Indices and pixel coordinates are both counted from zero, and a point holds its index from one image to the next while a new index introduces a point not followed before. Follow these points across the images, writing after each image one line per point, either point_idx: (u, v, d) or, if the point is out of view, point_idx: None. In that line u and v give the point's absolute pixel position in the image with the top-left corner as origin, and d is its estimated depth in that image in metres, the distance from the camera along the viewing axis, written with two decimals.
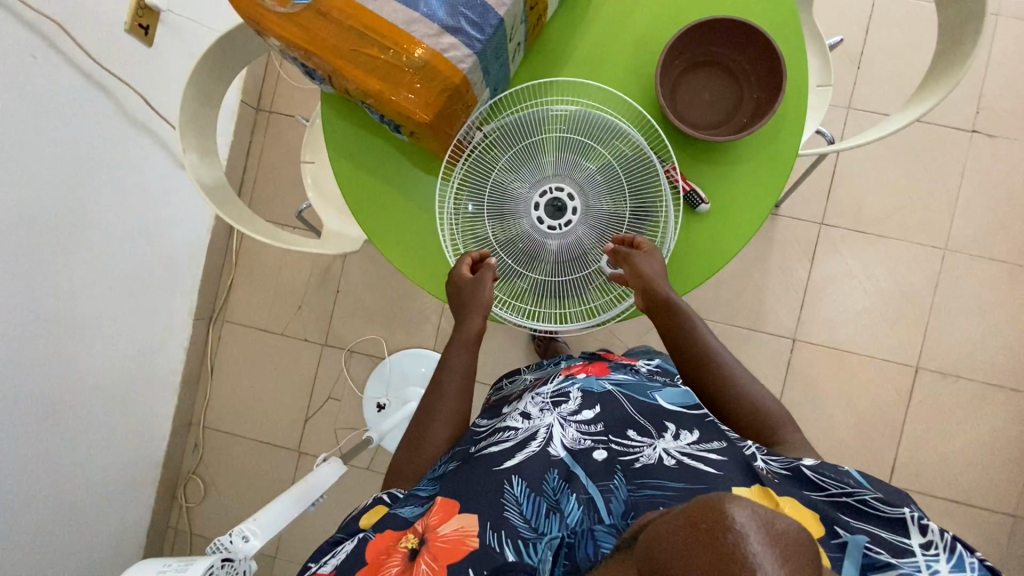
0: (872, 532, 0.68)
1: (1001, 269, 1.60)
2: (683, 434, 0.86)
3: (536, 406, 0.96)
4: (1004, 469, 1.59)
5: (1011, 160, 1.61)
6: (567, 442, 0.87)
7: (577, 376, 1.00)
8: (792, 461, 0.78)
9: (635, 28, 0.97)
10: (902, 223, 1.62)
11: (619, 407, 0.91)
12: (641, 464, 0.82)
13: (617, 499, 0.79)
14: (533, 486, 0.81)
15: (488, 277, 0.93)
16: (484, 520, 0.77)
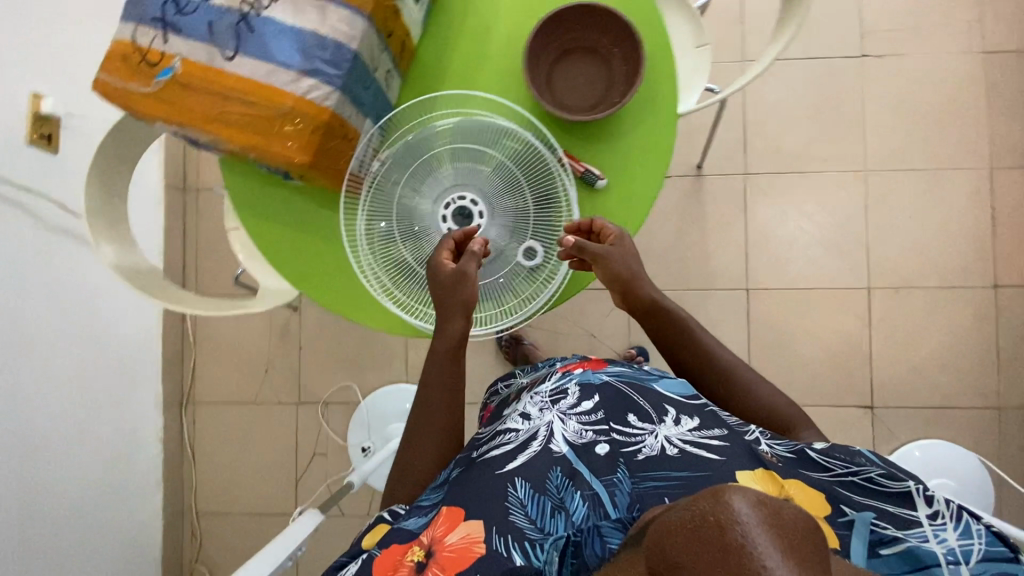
0: (881, 508, 0.71)
1: (923, 177, 1.66)
2: (685, 421, 0.89)
3: (535, 406, 0.96)
4: (978, 365, 1.62)
5: (904, 73, 1.68)
6: (568, 437, 0.89)
7: (574, 371, 1.01)
8: (797, 446, 0.81)
9: (501, 34, 1.02)
10: (819, 155, 1.68)
11: (619, 397, 0.93)
12: (645, 456, 0.84)
13: (621, 492, 0.80)
14: (537, 486, 0.82)
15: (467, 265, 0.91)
16: (489, 525, 0.78)
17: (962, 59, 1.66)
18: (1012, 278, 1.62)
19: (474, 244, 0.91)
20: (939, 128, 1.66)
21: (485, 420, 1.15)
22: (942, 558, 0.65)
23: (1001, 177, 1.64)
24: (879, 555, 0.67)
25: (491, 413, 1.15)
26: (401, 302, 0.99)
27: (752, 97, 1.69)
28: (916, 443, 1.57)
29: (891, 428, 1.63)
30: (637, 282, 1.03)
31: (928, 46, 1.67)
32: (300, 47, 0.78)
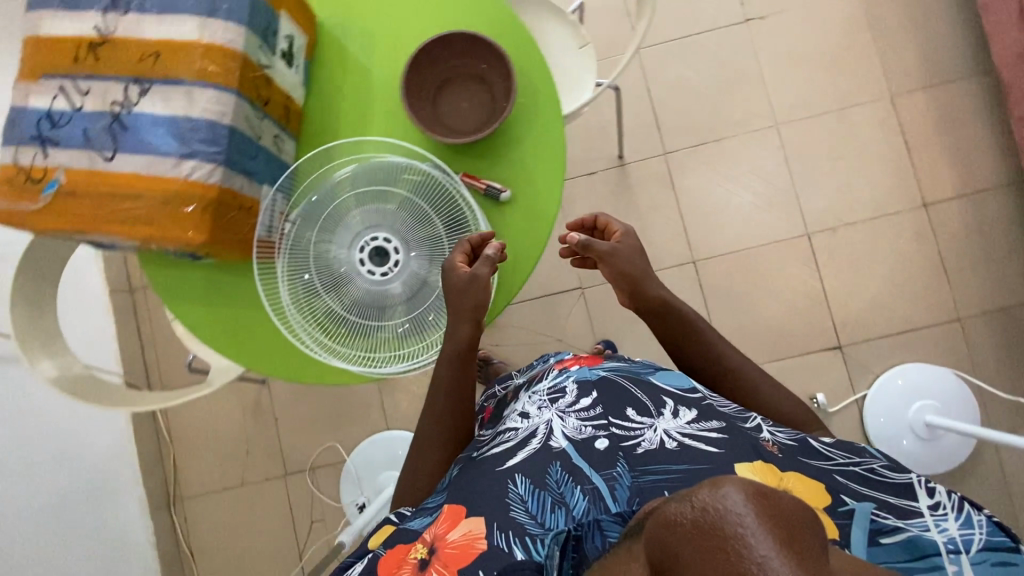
0: (883, 497, 0.70)
1: (832, 119, 1.72)
2: (682, 412, 0.89)
3: (534, 404, 0.98)
4: (930, 283, 1.66)
5: (790, 27, 1.75)
6: (568, 432, 0.90)
7: (570, 369, 1.04)
8: (798, 435, 0.82)
9: (384, 78, 1.06)
10: (731, 119, 1.74)
11: (618, 393, 0.94)
12: (643, 449, 0.85)
13: (622, 486, 0.81)
14: (536, 481, 0.84)
15: (483, 267, 0.94)
16: (491, 521, 0.79)
17: (839, 3, 1.75)
18: (939, 193, 1.67)
19: (490, 249, 0.95)
20: (835, 70, 1.73)
21: (484, 420, 1.11)
22: (942, 547, 0.65)
23: (903, 102, 1.70)
24: (879, 544, 0.67)
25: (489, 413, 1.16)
26: (345, 355, 0.99)
27: (655, 80, 1.75)
28: (891, 372, 1.63)
29: (864, 362, 1.66)
30: (646, 281, 1.12)
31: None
32: (177, 136, 0.81)
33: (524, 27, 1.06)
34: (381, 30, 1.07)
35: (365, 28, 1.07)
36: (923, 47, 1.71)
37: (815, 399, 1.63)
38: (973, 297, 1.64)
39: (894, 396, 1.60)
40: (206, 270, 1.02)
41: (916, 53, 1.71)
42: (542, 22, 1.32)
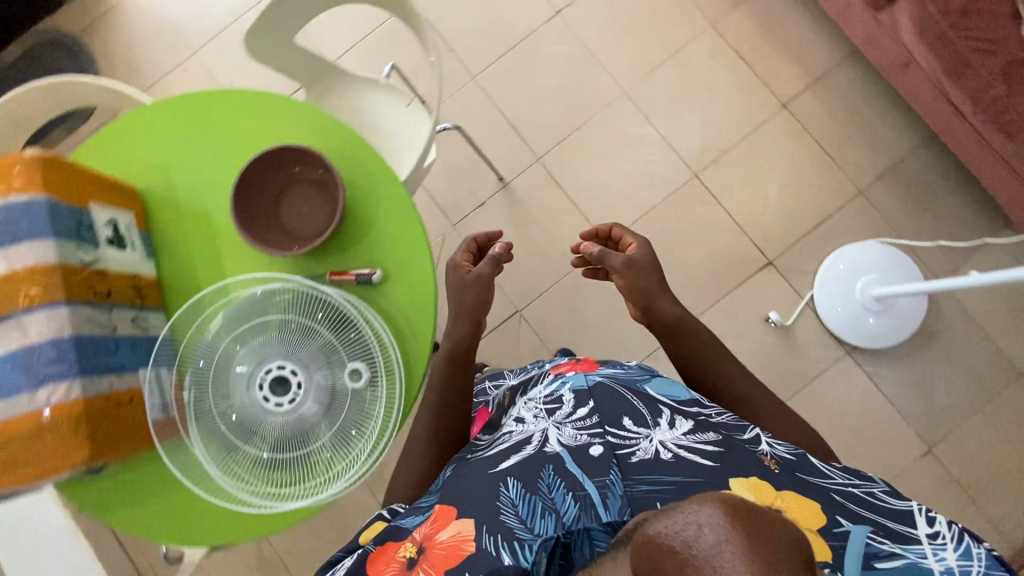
0: (880, 521, 0.69)
1: (671, 65, 1.79)
2: (679, 425, 0.84)
3: (531, 413, 0.97)
4: (822, 171, 1.72)
5: (597, 3, 1.84)
6: (563, 439, 0.86)
7: (566, 377, 1.01)
8: (797, 450, 0.80)
9: (221, 215, 1.07)
10: (583, 104, 1.81)
11: (614, 399, 0.90)
12: (638, 458, 0.79)
13: (614, 493, 0.74)
14: (528, 487, 0.80)
15: (483, 267, 1.19)
16: (481, 525, 0.77)
17: None
18: (792, 89, 1.74)
19: (496, 249, 1.20)
20: (654, 19, 1.81)
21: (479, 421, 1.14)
22: None
23: (724, 23, 1.79)
24: (873, 569, 0.63)
25: (487, 415, 1.16)
26: (296, 495, 0.96)
27: (502, 98, 1.83)
28: (825, 265, 1.67)
29: (796, 266, 1.70)
30: (659, 299, 1.15)
31: None
32: (25, 370, 0.82)
33: (335, 120, 1.10)
34: (212, 163, 1.09)
35: (198, 166, 1.08)
36: None
37: (769, 319, 1.68)
38: (864, 166, 1.70)
39: (837, 285, 1.65)
40: (132, 467, 1.00)
41: None
42: (368, 95, 1.37)
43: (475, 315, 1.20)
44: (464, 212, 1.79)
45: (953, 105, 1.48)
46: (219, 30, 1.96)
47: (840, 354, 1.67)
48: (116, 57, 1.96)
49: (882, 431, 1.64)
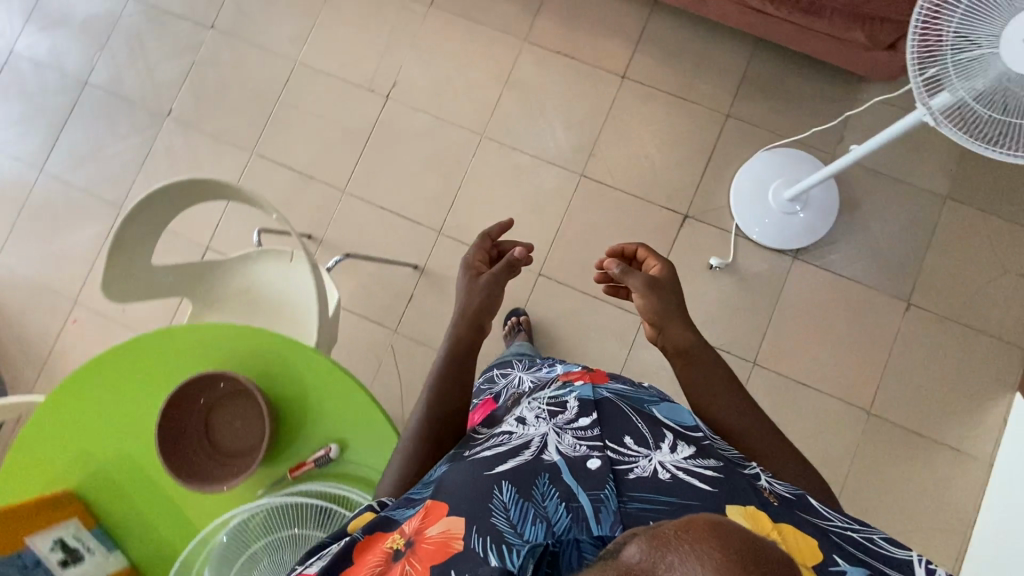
0: (876, 562, 0.64)
1: (511, 92, 1.85)
2: (680, 448, 0.77)
3: (534, 412, 0.87)
4: (686, 115, 1.79)
5: (420, 70, 1.89)
6: (562, 450, 0.77)
7: (575, 384, 0.91)
8: (797, 490, 0.75)
9: (159, 471, 1.03)
10: (453, 164, 1.84)
11: (620, 416, 0.82)
12: (635, 477, 0.72)
13: (607, 511, 0.67)
14: (523, 492, 0.70)
15: (494, 272, 1.13)
16: (471, 523, 0.69)
17: (430, 25, 1.90)
18: (622, 58, 1.81)
19: (516, 251, 1.15)
20: (474, 60, 1.87)
21: (481, 414, 1.08)
22: None
23: (535, 32, 1.85)
24: None
25: (491, 406, 1.10)
26: None
27: (380, 195, 1.85)
28: (732, 192, 1.74)
29: (709, 206, 1.76)
30: (670, 321, 1.09)
31: (407, 45, 1.90)
32: None
33: (221, 323, 1.08)
34: (122, 416, 1.05)
35: (108, 425, 1.05)
36: None
37: (712, 265, 1.72)
38: (718, 92, 1.78)
39: (751, 202, 1.71)
40: None
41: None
42: (254, 267, 1.35)
43: (479, 318, 1.10)
44: (398, 313, 1.78)
45: (755, 10, 1.57)
46: (89, 267, 1.92)
47: (788, 262, 1.71)
48: (4, 339, 1.91)
49: (860, 308, 1.69)
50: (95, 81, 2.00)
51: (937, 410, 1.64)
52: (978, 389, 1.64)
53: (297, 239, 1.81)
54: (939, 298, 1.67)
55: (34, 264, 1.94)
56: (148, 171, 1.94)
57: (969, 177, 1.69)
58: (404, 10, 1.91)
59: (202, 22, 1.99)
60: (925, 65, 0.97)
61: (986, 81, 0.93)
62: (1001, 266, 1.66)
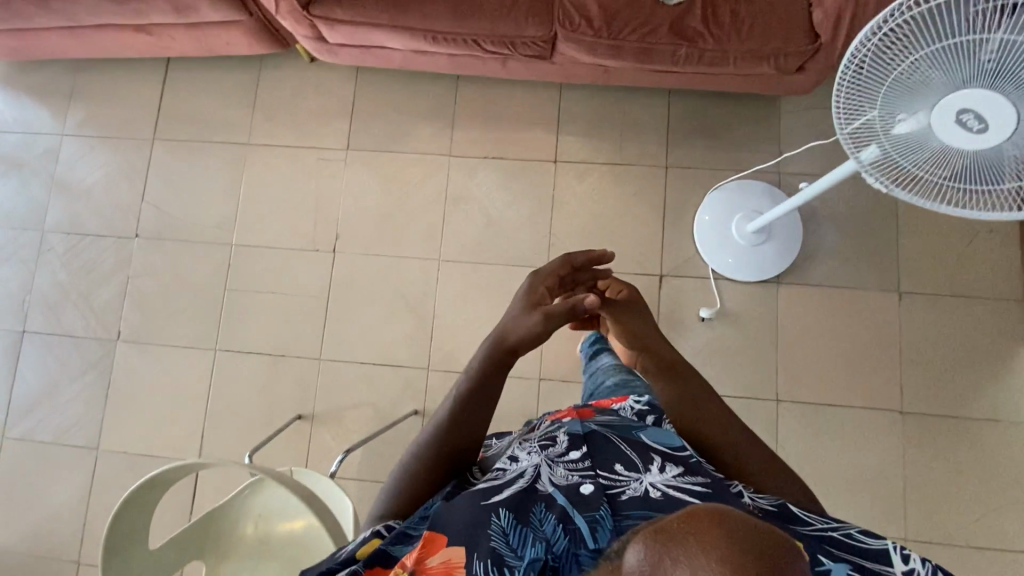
0: (855, 558, 0.64)
1: (453, 209, 1.84)
2: (669, 468, 0.80)
3: (525, 451, 0.91)
4: (627, 178, 1.78)
5: (357, 216, 1.85)
6: (555, 479, 0.80)
7: (564, 422, 0.96)
8: (779, 501, 0.75)
9: None
10: (419, 296, 1.80)
11: (609, 446, 0.86)
12: (628, 496, 0.73)
13: (605, 526, 0.68)
14: (521, 517, 0.74)
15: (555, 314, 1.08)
16: (471, 549, 0.71)
17: (352, 167, 1.88)
18: (549, 145, 1.82)
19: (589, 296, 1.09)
20: (409, 191, 1.85)
21: None
22: None
23: (458, 145, 1.85)
24: None
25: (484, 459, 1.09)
26: None
27: (354, 350, 1.78)
28: (696, 236, 1.73)
29: (680, 257, 1.75)
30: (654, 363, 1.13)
31: (336, 194, 1.87)
32: None
33: None
34: None
35: None
36: (416, 112, 1.87)
37: (703, 316, 1.70)
38: (651, 148, 1.78)
39: (718, 241, 1.70)
40: None
41: (420, 120, 1.87)
42: (253, 502, 1.27)
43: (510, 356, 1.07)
44: None
45: (661, 70, 1.55)
46: (82, 518, 1.80)
47: (774, 289, 1.71)
48: None
49: (856, 311, 1.68)
50: (33, 326, 1.91)
51: (965, 386, 1.63)
52: (993, 351, 1.63)
53: (288, 424, 1.73)
54: (926, 278, 1.67)
55: (24, 536, 1.81)
56: (113, 400, 1.84)
57: None
58: (324, 164, 1.89)
59: (125, 233, 1.92)
60: (852, 116, 0.90)
61: (929, 150, 0.86)
62: (972, 229, 1.68)
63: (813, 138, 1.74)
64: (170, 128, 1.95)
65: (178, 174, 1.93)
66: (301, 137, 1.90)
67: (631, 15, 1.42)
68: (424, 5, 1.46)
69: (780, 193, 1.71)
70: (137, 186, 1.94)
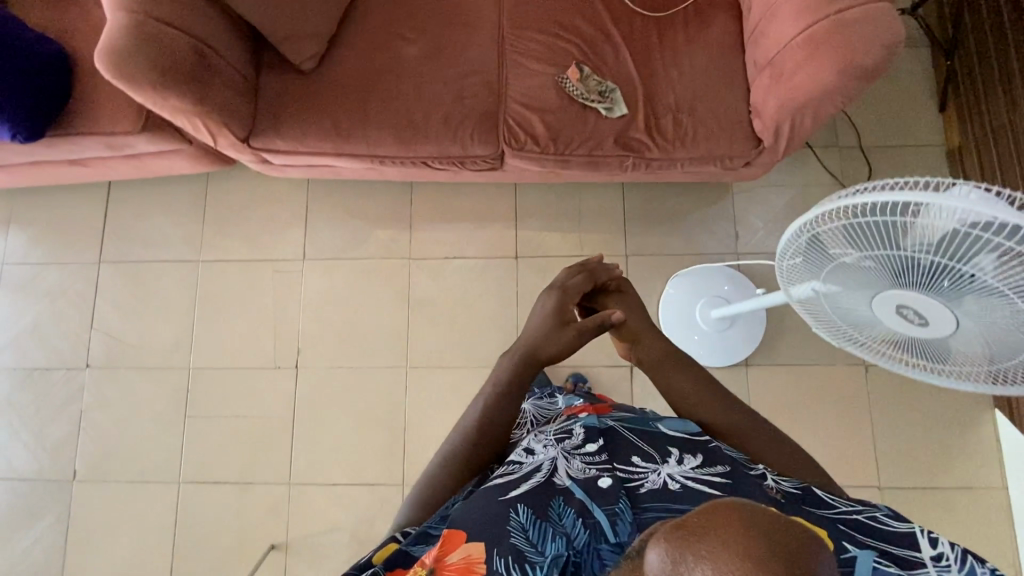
0: (880, 545, 0.63)
1: (416, 313, 1.80)
2: (685, 459, 0.78)
3: (541, 444, 0.89)
4: None
5: (318, 328, 1.81)
6: (572, 473, 0.78)
7: (578, 418, 0.93)
8: (803, 485, 0.73)
9: None
10: (389, 408, 1.75)
11: (624, 439, 0.84)
12: (646, 489, 0.72)
13: (623, 521, 0.67)
14: (539, 512, 0.71)
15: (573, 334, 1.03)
16: (490, 544, 0.68)
17: (310, 278, 1.83)
18: (509, 240, 1.81)
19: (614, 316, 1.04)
20: (372, 294, 1.82)
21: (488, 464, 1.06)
22: None
23: (418, 246, 1.83)
24: None
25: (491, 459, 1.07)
26: None
27: (326, 470, 1.72)
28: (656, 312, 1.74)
29: None
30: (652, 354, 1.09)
31: (295, 306, 1.82)
32: None
33: None
34: None
35: None
36: (372, 216, 1.84)
37: None
38: (611, 236, 1.79)
39: (680, 319, 1.70)
40: None
41: (376, 223, 1.84)
42: None
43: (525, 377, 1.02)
44: None
45: (610, 174, 1.54)
46: None
47: (744, 371, 1.71)
48: None
49: (827, 384, 1.70)
50: None
51: (939, 451, 1.65)
52: (962, 416, 1.66)
53: (262, 559, 1.65)
54: None
55: None
56: (74, 545, 1.75)
57: None
58: (280, 275, 1.84)
59: (75, 364, 1.83)
60: (793, 267, 0.85)
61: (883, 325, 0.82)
62: None
63: (766, 218, 1.78)
64: (117, 249, 1.88)
65: (129, 296, 1.86)
66: (255, 249, 1.85)
67: (576, 131, 1.43)
68: (369, 132, 1.44)
69: (752, 288, 1.70)
70: (86, 313, 1.86)
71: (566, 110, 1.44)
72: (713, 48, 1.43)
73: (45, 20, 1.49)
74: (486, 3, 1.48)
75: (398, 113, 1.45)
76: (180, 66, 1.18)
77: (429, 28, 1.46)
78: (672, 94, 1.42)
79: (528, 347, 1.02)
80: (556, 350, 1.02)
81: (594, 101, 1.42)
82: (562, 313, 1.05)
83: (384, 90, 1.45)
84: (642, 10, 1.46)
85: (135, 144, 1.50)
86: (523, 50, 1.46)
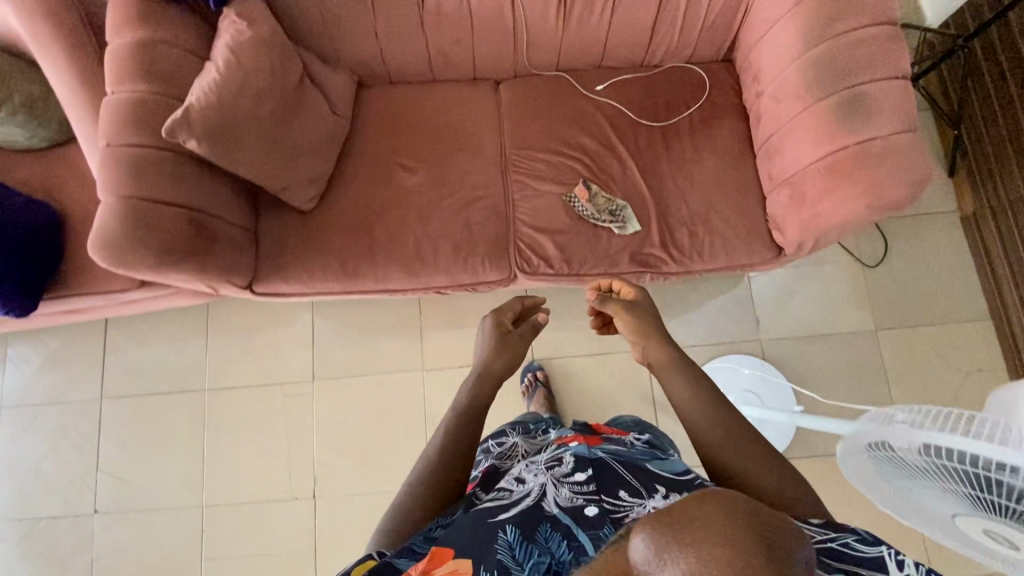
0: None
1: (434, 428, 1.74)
2: (671, 494, 0.78)
3: (531, 472, 0.88)
4: (610, 368, 1.72)
5: (335, 450, 1.74)
6: (560, 501, 0.78)
7: (570, 443, 0.92)
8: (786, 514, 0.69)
9: None
10: None
11: (614, 470, 0.82)
12: (631, 519, 0.73)
13: None
14: (525, 533, 0.72)
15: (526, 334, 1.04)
16: (477, 562, 0.70)
17: (322, 398, 1.77)
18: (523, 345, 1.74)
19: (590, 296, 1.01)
20: (386, 409, 1.76)
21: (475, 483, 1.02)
22: None
23: (429, 357, 1.76)
24: None
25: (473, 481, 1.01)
26: None
27: None
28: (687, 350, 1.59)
29: (679, 445, 1.67)
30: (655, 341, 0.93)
31: (309, 430, 1.76)
32: None
33: None
34: None
35: None
36: (379, 329, 1.79)
37: None
38: None
39: None
40: None
41: (385, 337, 1.79)
42: None
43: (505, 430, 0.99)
44: None
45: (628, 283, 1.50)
46: None
47: None
48: None
49: None
50: None
51: None
52: None
53: None
54: None
55: None
56: None
57: (881, 303, 1.72)
58: (290, 399, 1.77)
59: (82, 509, 1.76)
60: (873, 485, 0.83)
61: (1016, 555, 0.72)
62: (957, 369, 1.68)
63: (785, 300, 1.73)
64: (119, 383, 1.82)
65: (135, 432, 1.79)
66: (262, 373, 1.79)
67: (589, 250, 1.38)
68: (376, 267, 1.39)
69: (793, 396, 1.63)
70: (90, 454, 1.79)
71: (576, 231, 1.39)
72: (722, 154, 1.38)
73: (29, 178, 1.43)
74: (485, 124, 1.43)
75: (406, 247, 1.39)
76: (176, 246, 1.11)
77: (429, 156, 1.42)
78: (684, 205, 1.37)
79: (478, 366, 1.03)
80: (502, 364, 1.03)
81: (605, 222, 1.38)
82: (500, 329, 1.06)
83: (388, 224, 1.40)
84: (646, 120, 1.41)
85: (132, 296, 1.44)
86: (529, 171, 1.42)
